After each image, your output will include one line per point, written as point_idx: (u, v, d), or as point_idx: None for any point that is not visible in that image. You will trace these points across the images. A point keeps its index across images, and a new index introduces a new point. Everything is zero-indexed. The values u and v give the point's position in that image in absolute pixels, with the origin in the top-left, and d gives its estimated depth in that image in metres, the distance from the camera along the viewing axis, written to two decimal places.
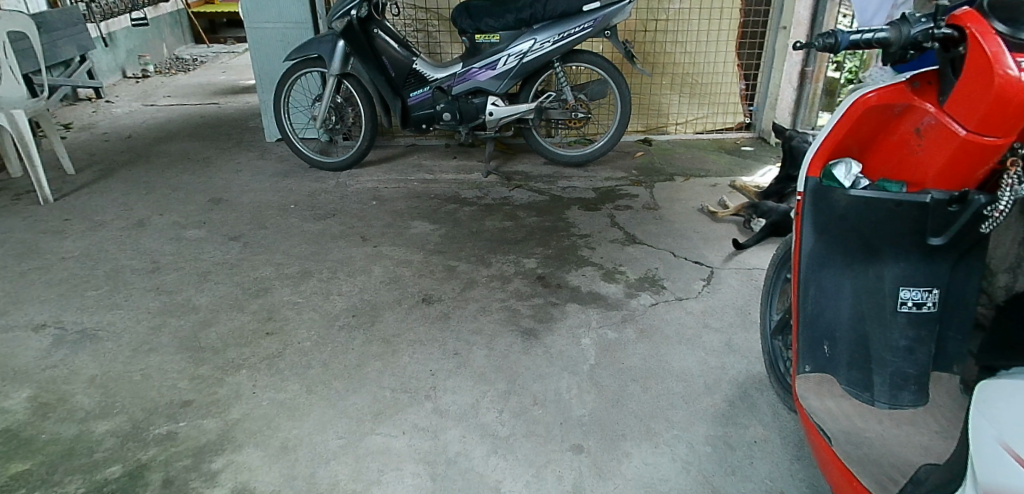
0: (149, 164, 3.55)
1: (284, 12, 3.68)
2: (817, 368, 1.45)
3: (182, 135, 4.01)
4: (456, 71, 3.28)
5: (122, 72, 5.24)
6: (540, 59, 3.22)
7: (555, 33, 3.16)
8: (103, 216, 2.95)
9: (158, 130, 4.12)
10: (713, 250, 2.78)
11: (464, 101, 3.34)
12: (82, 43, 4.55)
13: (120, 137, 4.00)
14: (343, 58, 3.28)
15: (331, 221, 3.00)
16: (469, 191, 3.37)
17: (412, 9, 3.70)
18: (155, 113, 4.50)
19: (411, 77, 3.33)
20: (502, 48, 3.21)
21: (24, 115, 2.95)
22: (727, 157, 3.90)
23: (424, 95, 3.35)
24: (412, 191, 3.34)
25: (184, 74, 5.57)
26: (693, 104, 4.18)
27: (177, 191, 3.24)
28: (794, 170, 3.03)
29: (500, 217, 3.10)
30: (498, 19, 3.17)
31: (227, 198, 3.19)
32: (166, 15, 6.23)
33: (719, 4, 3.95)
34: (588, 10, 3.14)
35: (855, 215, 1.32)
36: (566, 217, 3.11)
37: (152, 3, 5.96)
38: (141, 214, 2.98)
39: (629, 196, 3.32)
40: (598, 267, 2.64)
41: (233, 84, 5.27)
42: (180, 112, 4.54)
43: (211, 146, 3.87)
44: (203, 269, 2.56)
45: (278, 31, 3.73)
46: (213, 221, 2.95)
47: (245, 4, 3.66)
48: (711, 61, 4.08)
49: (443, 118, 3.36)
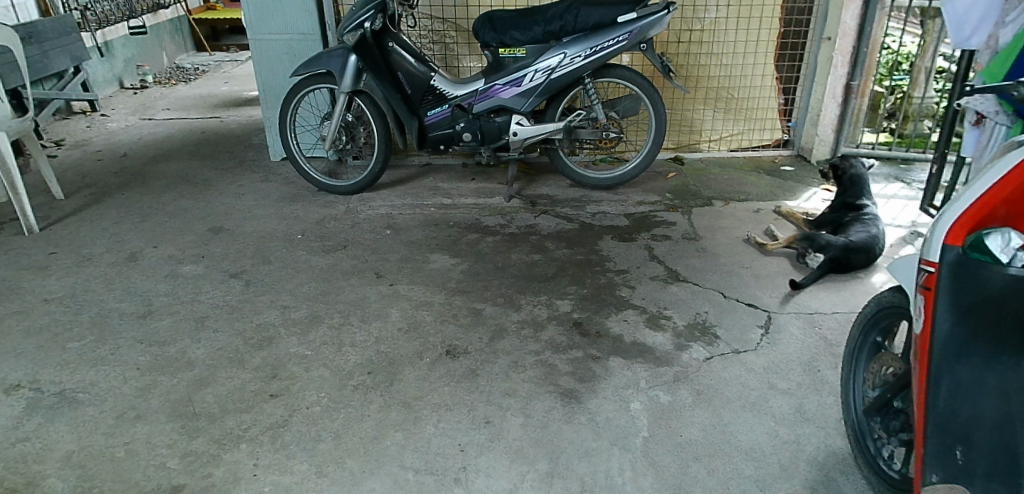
0: (145, 188, 3.30)
1: (292, 22, 3.45)
2: (947, 478, 1.14)
3: (182, 155, 3.77)
4: (479, 88, 3.04)
5: (119, 83, 5.02)
6: (569, 74, 2.97)
7: (586, 48, 2.91)
8: (92, 249, 2.69)
9: (155, 149, 3.88)
10: (765, 290, 2.51)
11: (486, 120, 3.09)
12: (76, 54, 4.36)
13: (114, 156, 3.77)
14: (356, 73, 3.03)
15: (342, 255, 2.74)
16: (491, 219, 3.10)
17: (428, 19, 3.44)
18: (153, 128, 4.26)
19: (428, 94, 3.08)
20: (528, 63, 2.96)
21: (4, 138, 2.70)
22: (766, 179, 3.63)
23: (442, 113, 3.10)
24: (429, 219, 3.07)
25: (184, 85, 5.32)
26: (728, 120, 3.90)
27: (174, 219, 2.98)
28: (851, 197, 2.82)
29: (527, 248, 2.83)
30: (525, 32, 2.92)
31: (228, 226, 2.93)
32: (166, 21, 5.99)
33: (757, 13, 3.66)
34: (623, 22, 2.89)
35: (1014, 296, 1.07)
36: (599, 248, 2.84)
37: (152, 10, 5.72)
38: (133, 246, 2.73)
39: (666, 224, 3.05)
40: (640, 310, 2.37)
41: (235, 96, 5.03)
42: (180, 127, 4.30)
43: (211, 168, 3.62)
44: (201, 314, 2.30)
45: (284, 43, 3.48)
46: (213, 254, 2.70)
47: (248, 13, 3.42)
48: (748, 74, 3.81)
49: (463, 139, 3.12)
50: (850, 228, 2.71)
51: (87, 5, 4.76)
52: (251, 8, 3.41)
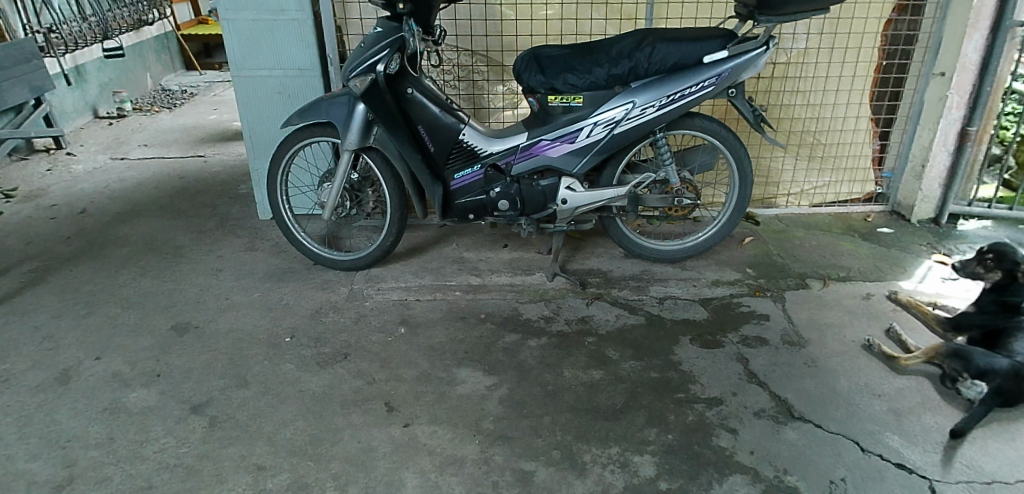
0: (102, 266, 2.70)
1: (284, 56, 2.90)
2: None
3: (155, 217, 3.18)
4: (520, 144, 2.43)
5: (93, 111, 4.80)
6: (637, 129, 2.36)
7: (661, 95, 2.29)
8: (17, 363, 2.08)
9: (123, 204, 3.34)
10: (914, 440, 1.84)
11: (527, 184, 2.47)
12: (35, 84, 3.97)
13: (70, 214, 3.22)
14: (364, 125, 2.44)
15: (339, 369, 2.09)
16: (532, 309, 2.44)
17: (454, 53, 2.95)
18: (126, 177, 3.74)
19: (455, 151, 2.49)
20: (585, 115, 2.35)
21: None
22: (864, 244, 2.94)
23: (472, 175, 2.50)
24: (453, 310, 2.43)
25: (168, 112, 5.17)
26: (811, 170, 3.24)
27: (130, 312, 2.38)
28: (1010, 295, 2.08)
29: (584, 358, 2.15)
30: (581, 76, 2.31)
31: (196, 323, 2.31)
32: (150, 39, 5.92)
33: (857, 43, 2.99)
34: (708, 62, 2.27)
35: None
36: (676, 359, 2.15)
37: (134, 27, 5.60)
38: (70, 358, 2.11)
39: (757, 318, 2.36)
40: (752, 475, 1.70)
41: (219, 128, 4.74)
42: (156, 175, 3.79)
43: (186, 234, 3.01)
44: (141, 482, 1.66)
45: (276, 80, 2.94)
46: (171, 370, 2.07)
47: (232, 46, 2.87)
48: (838, 116, 3.14)
49: (499, 207, 2.49)
50: (1013, 341, 1.99)
51: (52, 26, 4.44)
52: (234, 40, 2.86)
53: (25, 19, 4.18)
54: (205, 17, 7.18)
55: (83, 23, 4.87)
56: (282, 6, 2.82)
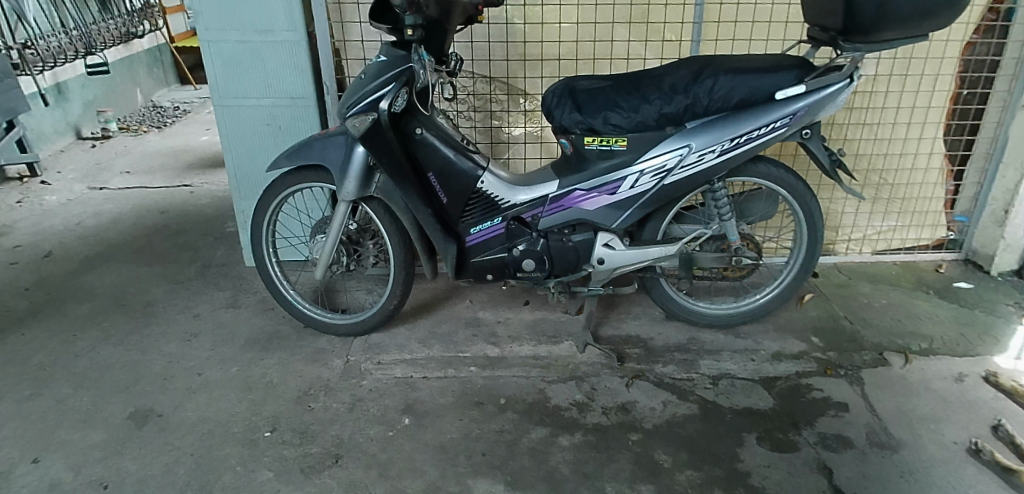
0: (60, 328, 2.33)
1: (273, 83, 2.58)
2: None
3: (129, 264, 2.83)
4: (550, 194, 2.05)
5: (77, 133, 4.64)
6: (692, 177, 1.98)
7: (723, 137, 1.92)
8: None
9: (95, 246, 3.00)
10: None
11: (558, 239, 2.09)
12: (8, 106, 3.75)
13: (34, 257, 2.87)
14: (364, 171, 2.07)
15: (328, 479, 1.70)
16: (562, 391, 2.03)
17: (470, 80, 2.59)
18: (102, 212, 3.41)
19: (472, 201, 2.12)
20: (630, 161, 1.97)
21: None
22: (943, 303, 2.52)
23: (491, 230, 2.12)
24: (467, 393, 2.03)
25: (156, 133, 4.91)
26: (875, 213, 2.83)
27: (84, 392, 2.00)
28: None
29: (628, 464, 1.74)
30: (627, 114, 1.92)
31: (159, 410, 1.93)
32: (141, 53, 5.73)
33: (931, 68, 2.58)
34: (780, 99, 1.89)
35: None
36: (743, 468, 1.74)
37: (124, 40, 5.40)
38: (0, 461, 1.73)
39: (833, 409, 1.94)
40: None
41: (209, 152, 4.48)
42: (136, 209, 3.46)
43: (162, 287, 2.64)
44: None
45: (265, 109, 2.62)
46: (122, 479, 1.69)
47: (214, 71, 2.55)
48: (908, 152, 2.73)
49: (524, 268, 2.11)
50: None
51: (29, 42, 4.17)
52: (217, 64, 2.55)
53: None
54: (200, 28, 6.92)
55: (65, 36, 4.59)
56: (270, 26, 2.49)
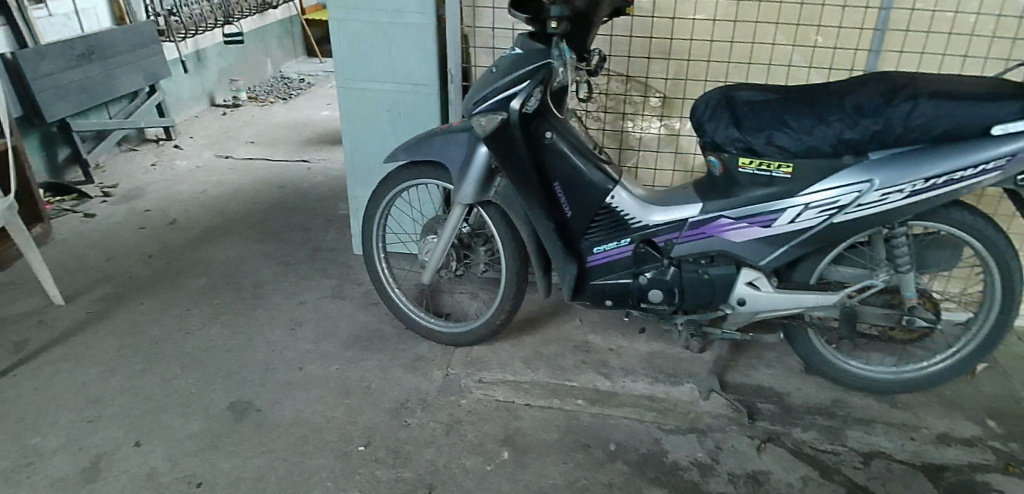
0: (174, 301, 2.35)
1: (397, 68, 2.47)
2: None
3: (243, 240, 2.84)
4: (689, 218, 1.79)
5: (211, 100, 4.89)
6: (868, 218, 1.66)
7: (916, 176, 1.59)
8: (48, 435, 1.69)
9: (215, 217, 3.04)
10: None
11: (693, 270, 1.81)
12: (150, 71, 4.02)
13: (160, 223, 2.95)
14: (485, 174, 1.88)
15: None
16: (682, 445, 1.79)
17: (605, 78, 2.36)
18: (224, 182, 3.49)
19: (600, 217, 1.88)
20: (794, 191, 1.68)
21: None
22: None
23: (618, 251, 1.87)
24: (574, 431, 1.84)
25: (281, 104, 5.06)
26: None
27: (190, 373, 1.98)
28: None
29: None
30: (797, 136, 1.62)
31: (259, 403, 1.88)
32: (274, 24, 5.92)
33: None
34: (998, 135, 1.54)
35: None
36: None
37: (259, 12, 5.62)
38: (104, 437, 1.70)
39: None
40: None
41: (328, 127, 4.53)
42: (255, 181, 3.51)
43: (272, 269, 2.62)
44: None
45: (387, 95, 2.52)
46: (215, 477, 1.62)
47: (340, 52, 2.47)
48: None
49: (650, 298, 1.85)
50: None
51: (173, 10, 4.43)
52: (343, 45, 2.46)
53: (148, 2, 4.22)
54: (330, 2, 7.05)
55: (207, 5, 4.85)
56: (400, 8, 2.37)
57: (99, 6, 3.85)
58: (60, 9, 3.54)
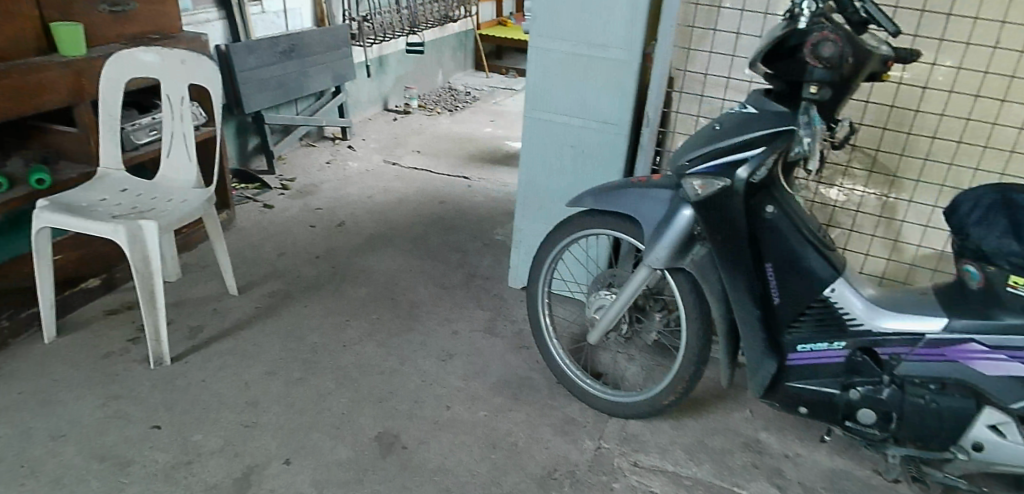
0: (334, 309, 2.36)
1: (588, 103, 2.32)
2: None
3: (402, 253, 2.83)
4: (928, 334, 1.50)
5: (384, 104, 5.09)
6: None
7: None
8: (209, 433, 1.72)
9: (379, 226, 3.08)
10: None
11: (921, 395, 1.49)
12: (339, 73, 4.22)
13: (329, 225, 3.04)
14: (683, 241, 1.65)
15: None
16: None
17: None
18: (389, 189, 3.56)
19: (813, 312, 1.62)
20: None
21: (155, 228, 1.92)
22: None
23: (830, 356, 1.60)
24: None
25: (447, 115, 5.16)
26: None
27: (342, 391, 1.95)
28: None
29: None
30: None
31: (405, 440, 1.80)
32: (451, 36, 6.08)
33: None
34: None
35: None
36: None
37: (440, 24, 5.79)
38: (257, 447, 1.70)
39: None
40: None
41: (490, 145, 4.52)
42: (418, 193, 3.55)
43: (428, 290, 2.57)
44: None
45: (572, 129, 2.38)
46: None
47: (532, 80, 2.37)
48: None
49: (859, 417, 1.56)
50: None
51: (367, 16, 4.66)
52: (538, 73, 2.36)
53: (346, 6, 4.47)
54: (505, 17, 7.12)
55: (397, 14, 5.07)
56: (605, 42, 2.22)
57: (305, 8, 4.15)
58: (273, 8, 3.86)
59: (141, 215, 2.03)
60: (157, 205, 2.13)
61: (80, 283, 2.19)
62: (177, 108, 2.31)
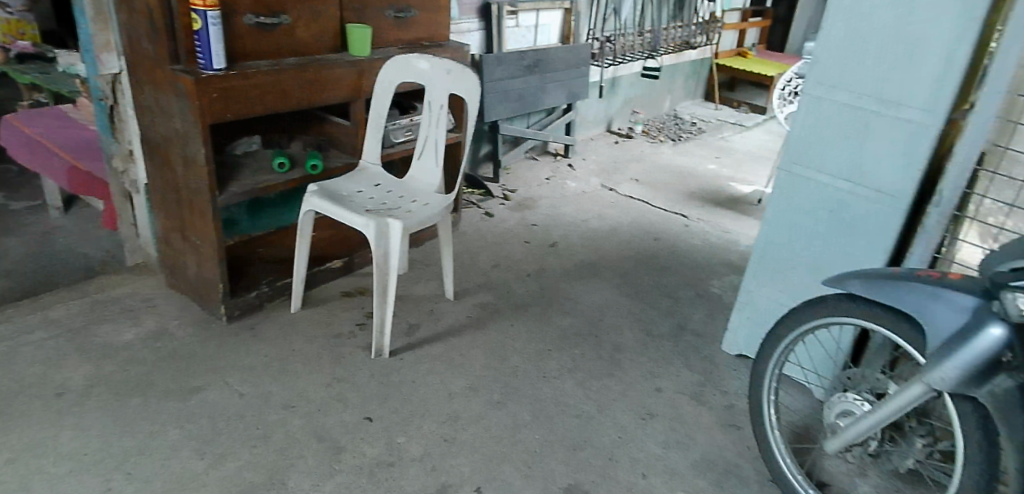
0: (540, 333, 2.33)
1: (861, 167, 1.91)
2: None
3: (611, 286, 2.72)
4: None
5: (608, 125, 5.07)
6: None
7: None
8: (412, 437, 1.78)
9: (590, 253, 3.02)
10: None
11: None
12: (575, 91, 4.25)
13: (543, 243, 3.06)
14: (986, 366, 1.34)
15: None
16: None
17: None
18: (603, 215, 3.49)
19: None
20: None
21: (399, 228, 2.10)
22: None
23: None
24: None
25: (670, 145, 4.98)
26: None
27: (536, 426, 1.89)
28: None
29: None
30: None
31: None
32: (686, 63, 5.86)
33: None
34: None
35: None
36: None
37: (679, 50, 5.61)
38: (451, 464, 1.71)
39: None
40: None
41: (713, 182, 4.24)
42: (632, 223, 3.42)
43: (633, 335, 2.38)
44: None
45: (832, 193, 1.98)
46: None
47: (794, 131, 2.01)
48: None
49: None
50: None
51: (611, 36, 4.64)
52: (803, 124, 1.99)
53: (592, 25, 4.49)
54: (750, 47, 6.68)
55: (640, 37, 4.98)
56: (900, 97, 1.80)
57: (554, 24, 4.21)
58: (526, 21, 3.97)
59: (389, 213, 2.23)
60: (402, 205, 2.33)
61: (326, 262, 2.51)
62: (436, 116, 2.49)
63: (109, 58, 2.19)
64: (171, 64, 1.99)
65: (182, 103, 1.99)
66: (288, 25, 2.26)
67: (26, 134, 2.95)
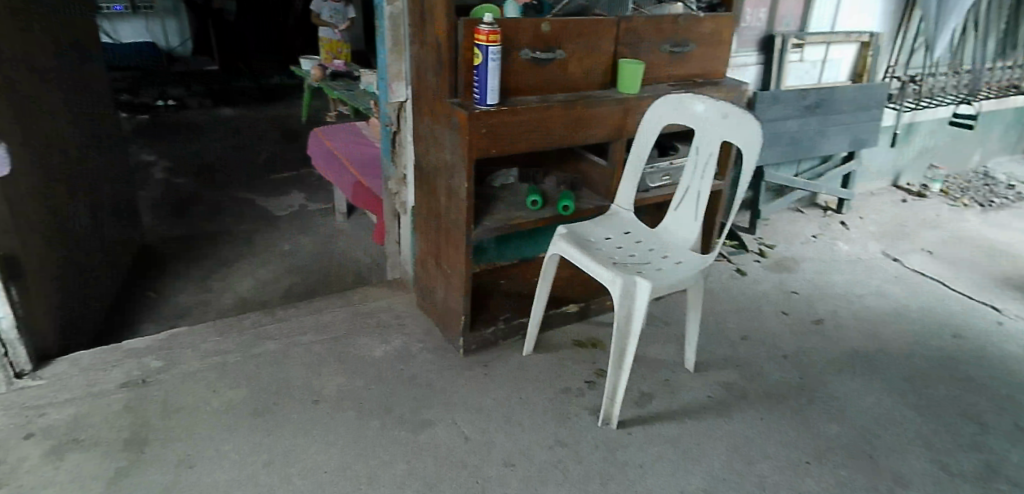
0: (796, 437, 1.96)
1: None
2: None
3: (893, 390, 2.22)
4: None
5: (894, 180, 4.33)
6: None
7: None
8: None
9: (867, 340, 2.50)
10: None
11: None
12: (862, 137, 3.66)
13: (806, 318, 2.62)
14: None
15: None
16: None
17: None
18: (885, 293, 2.90)
19: None
20: None
21: (648, 289, 1.89)
22: None
23: None
24: None
25: (978, 211, 4.08)
26: None
27: None
28: None
29: None
30: None
31: None
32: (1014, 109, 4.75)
33: None
34: None
35: None
36: None
37: (1010, 91, 4.50)
38: None
39: None
40: None
41: None
42: (925, 309, 2.79)
43: (925, 467, 1.88)
44: None
45: None
46: None
47: None
48: None
49: None
50: None
51: (915, 77, 3.94)
52: None
53: (892, 61, 3.85)
54: None
55: (954, 78, 4.15)
56: None
57: (846, 60, 3.63)
58: (812, 56, 3.47)
59: (638, 269, 2.04)
60: (655, 261, 2.13)
61: (561, 305, 2.47)
62: (702, 165, 2.23)
63: (399, 87, 2.36)
64: (450, 97, 2.08)
65: (453, 136, 2.08)
66: (561, 59, 2.19)
67: (326, 146, 3.34)
